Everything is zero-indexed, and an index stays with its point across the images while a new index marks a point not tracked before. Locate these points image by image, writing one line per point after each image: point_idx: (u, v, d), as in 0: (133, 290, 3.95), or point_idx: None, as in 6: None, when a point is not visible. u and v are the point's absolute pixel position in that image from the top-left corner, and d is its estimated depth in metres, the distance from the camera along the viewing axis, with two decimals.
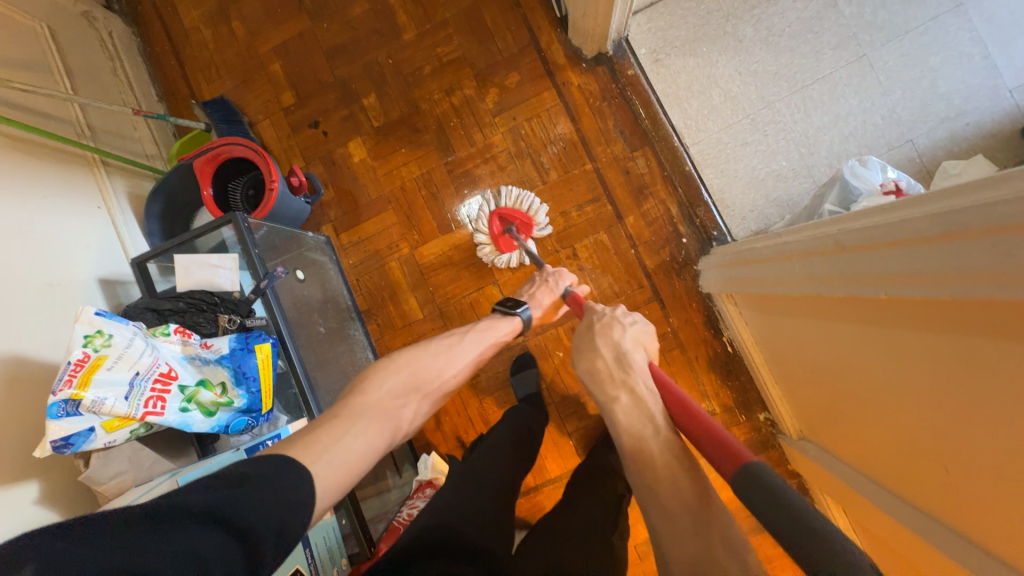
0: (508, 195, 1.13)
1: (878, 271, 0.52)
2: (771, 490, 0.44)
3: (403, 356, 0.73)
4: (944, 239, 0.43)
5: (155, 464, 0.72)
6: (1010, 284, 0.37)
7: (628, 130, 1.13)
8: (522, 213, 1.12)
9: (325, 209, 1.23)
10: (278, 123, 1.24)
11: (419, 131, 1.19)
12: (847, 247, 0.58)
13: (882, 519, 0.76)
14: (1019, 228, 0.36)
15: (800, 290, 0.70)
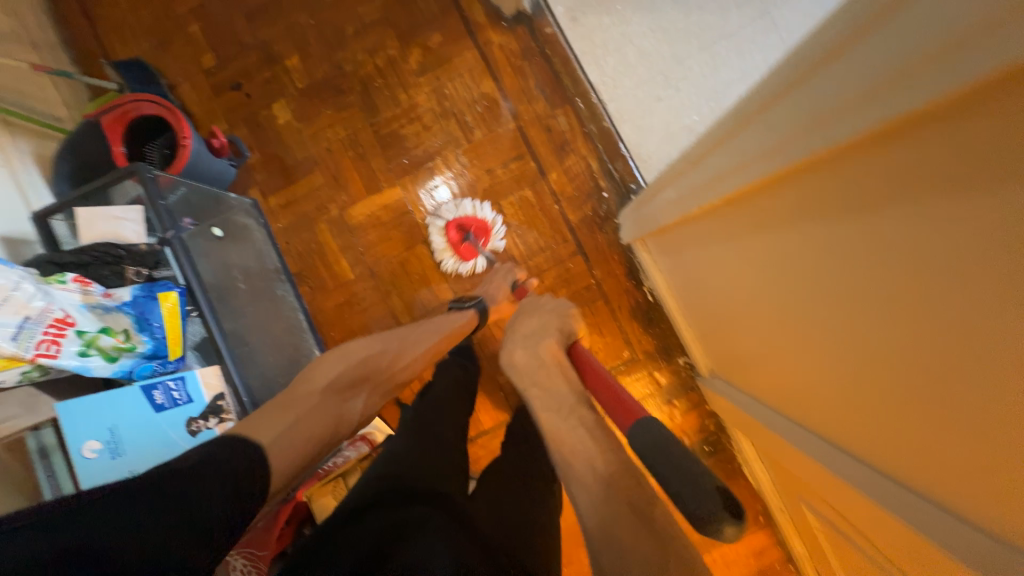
0: (459, 206, 1.14)
1: (739, 159, 0.53)
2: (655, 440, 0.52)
3: (347, 347, 0.78)
4: (783, 100, 0.44)
5: (51, 410, 0.72)
6: (836, 120, 0.37)
7: (549, 88, 1.16)
8: (479, 219, 1.13)
9: (252, 172, 1.22)
10: (200, 86, 1.22)
11: (344, 93, 1.20)
12: (723, 142, 0.57)
13: (768, 435, 0.83)
14: (835, 56, 0.36)
15: (684, 211, 0.72)
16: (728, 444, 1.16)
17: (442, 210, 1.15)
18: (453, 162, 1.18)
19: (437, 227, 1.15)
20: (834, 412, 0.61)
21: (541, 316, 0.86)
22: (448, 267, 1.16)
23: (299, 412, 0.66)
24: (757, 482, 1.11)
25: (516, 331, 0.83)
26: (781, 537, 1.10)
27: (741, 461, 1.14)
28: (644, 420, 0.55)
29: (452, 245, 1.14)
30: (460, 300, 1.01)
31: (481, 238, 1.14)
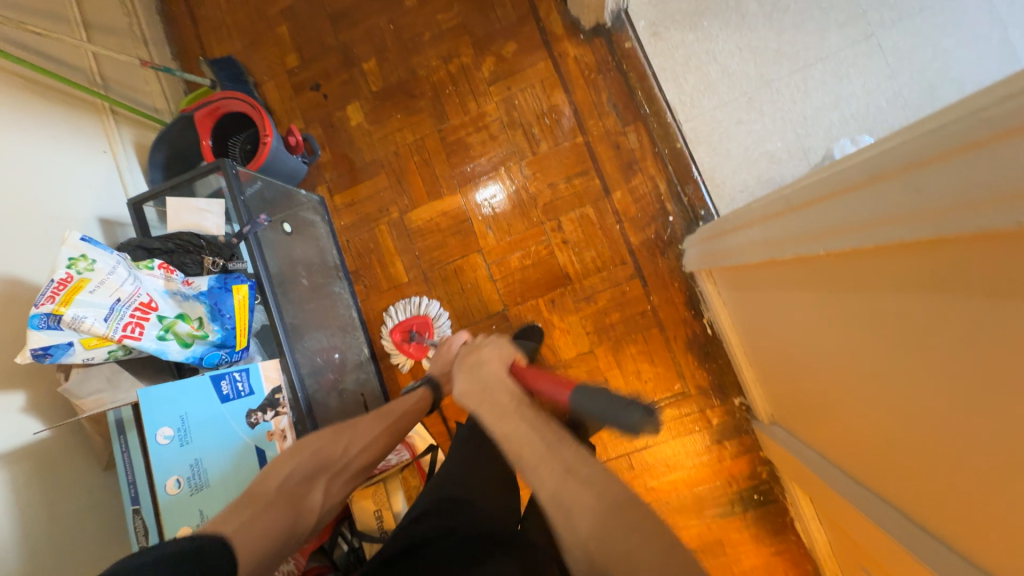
0: (406, 305, 1.19)
1: (833, 224, 0.48)
2: (603, 398, 0.61)
3: (302, 442, 0.71)
4: (901, 175, 0.38)
5: (131, 386, 0.77)
6: (994, 211, 0.30)
7: (622, 104, 1.12)
8: (421, 315, 1.17)
9: (322, 170, 1.26)
10: (282, 85, 1.28)
11: (415, 98, 1.21)
12: (823, 192, 0.50)
13: (837, 502, 0.75)
14: (985, 140, 0.30)
15: (763, 257, 0.67)
16: (781, 496, 1.07)
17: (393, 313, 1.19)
18: (515, 173, 1.16)
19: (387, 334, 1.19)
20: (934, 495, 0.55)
21: (489, 347, 0.73)
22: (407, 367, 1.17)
23: (263, 507, 0.63)
24: (811, 541, 1.02)
25: (460, 361, 0.72)
26: None
27: (793, 516, 1.06)
28: (584, 387, 0.62)
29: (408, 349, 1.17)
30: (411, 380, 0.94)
31: (426, 335, 1.17)
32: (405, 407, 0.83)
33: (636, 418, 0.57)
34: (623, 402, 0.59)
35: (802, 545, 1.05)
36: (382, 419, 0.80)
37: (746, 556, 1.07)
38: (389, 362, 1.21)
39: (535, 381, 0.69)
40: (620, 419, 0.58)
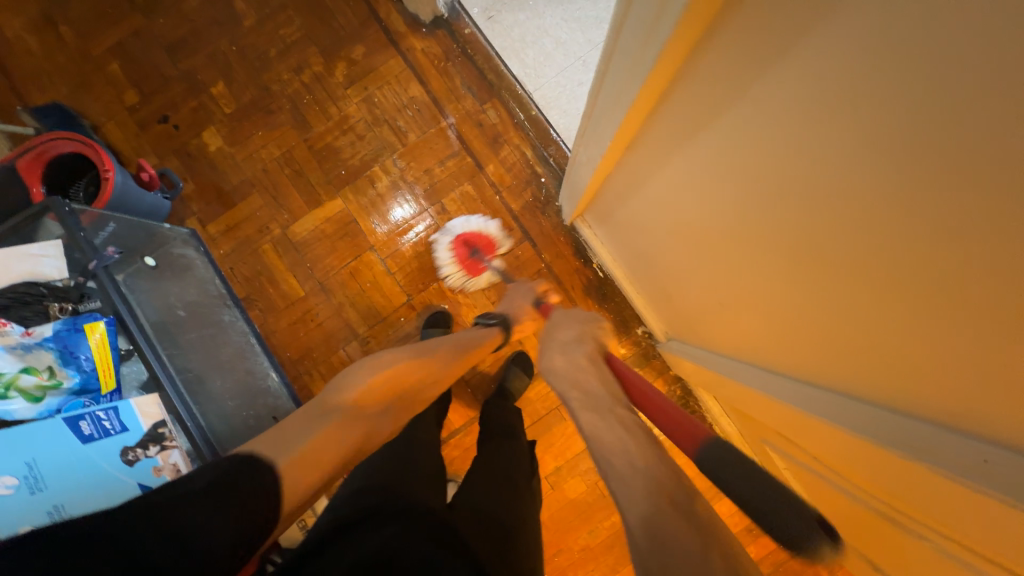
0: (468, 221, 1.16)
1: (621, 74, 0.55)
2: (734, 464, 0.44)
3: (379, 358, 0.68)
4: None
5: None
6: None
7: (475, 85, 1.19)
8: (483, 233, 1.16)
9: (188, 202, 1.20)
10: (125, 123, 1.20)
11: (273, 112, 1.20)
12: (617, 96, 0.58)
13: (721, 383, 0.84)
14: None
15: (597, 161, 0.75)
16: (697, 408, 1.16)
17: (450, 226, 1.16)
18: (390, 167, 1.19)
19: (444, 242, 1.16)
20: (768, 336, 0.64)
21: (572, 326, 0.75)
22: (453, 282, 1.16)
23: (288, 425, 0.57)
24: (728, 438, 1.12)
25: (552, 334, 0.72)
26: None
27: (710, 422, 1.15)
28: (716, 442, 0.47)
29: (459, 261, 1.16)
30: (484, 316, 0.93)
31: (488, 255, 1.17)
32: (467, 338, 0.82)
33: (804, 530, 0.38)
34: (801, 514, 0.39)
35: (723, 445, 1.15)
36: (449, 350, 0.78)
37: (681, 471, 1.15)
38: (302, 381, 1.16)
39: (633, 393, 0.60)
40: (792, 525, 0.38)
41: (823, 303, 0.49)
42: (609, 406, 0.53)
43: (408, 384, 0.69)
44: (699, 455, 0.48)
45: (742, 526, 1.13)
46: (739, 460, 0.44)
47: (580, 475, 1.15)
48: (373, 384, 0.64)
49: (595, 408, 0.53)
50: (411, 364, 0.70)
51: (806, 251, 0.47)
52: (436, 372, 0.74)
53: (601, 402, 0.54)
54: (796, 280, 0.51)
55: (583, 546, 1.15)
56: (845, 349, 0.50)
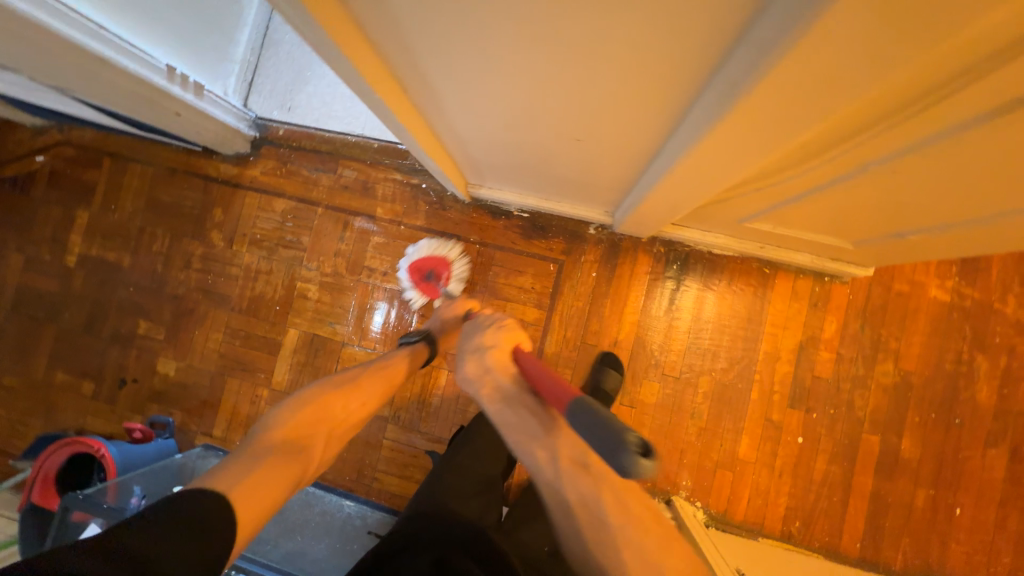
0: (428, 245, 1.21)
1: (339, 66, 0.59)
2: (600, 420, 0.49)
3: (306, 393, 0.80)
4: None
5: None
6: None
7: (319, 164, 1.27)
8: (436, 257, 1.20)
9: (187, 428, 1.26)
10: (98, 408, 1.29)
11: (195, 308, 1.28)
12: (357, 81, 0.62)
13: (658, 203, 0.85)
14: None
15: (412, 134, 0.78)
16: (688, 248, 1.15)
17: (414, 251, 1.21)
18: (308, 275, 1.25)
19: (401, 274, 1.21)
20: (630, 137, 0.65)
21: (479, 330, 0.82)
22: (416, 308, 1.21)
23: None
24: (729, 248, 1.11)
25: (462, 347, 0.80)
26: (786, 262, 1.10)
27: (705, 249, 1.14)
28: (587, 406, 0.51)
29: (418, 288, 1.21)
30: (408, 335, 1.02)
31: (443, 275, 1.20)
32: (398, 363, 0.91)
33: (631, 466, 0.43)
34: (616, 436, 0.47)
35: (730, 256, 1.13)
36: (375, 378, 0.87)
37: (718, 307, 1.13)
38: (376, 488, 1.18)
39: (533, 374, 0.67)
40: (608, 444, 0.46)
41: (591, 84, 0.51)
42: (516, 397, 0.69)
43: (341, 407, 0.80)
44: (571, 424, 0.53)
45: (805, 306, 1.10)
46: (600, 417, 0.49)
47: (644, 379, 1.14)
48: (300, 424, 0.75)
49: (506, 400, 0.69)
50: (340, 394, 0.81)
51: (540, 64, 0.51)
52: (370, 393, 0.85)
53: (511, 393, 0.70)
54: (567, 86, 0.54)
55: (699, 432, 1.12)
56: (641, 100, 0.52)
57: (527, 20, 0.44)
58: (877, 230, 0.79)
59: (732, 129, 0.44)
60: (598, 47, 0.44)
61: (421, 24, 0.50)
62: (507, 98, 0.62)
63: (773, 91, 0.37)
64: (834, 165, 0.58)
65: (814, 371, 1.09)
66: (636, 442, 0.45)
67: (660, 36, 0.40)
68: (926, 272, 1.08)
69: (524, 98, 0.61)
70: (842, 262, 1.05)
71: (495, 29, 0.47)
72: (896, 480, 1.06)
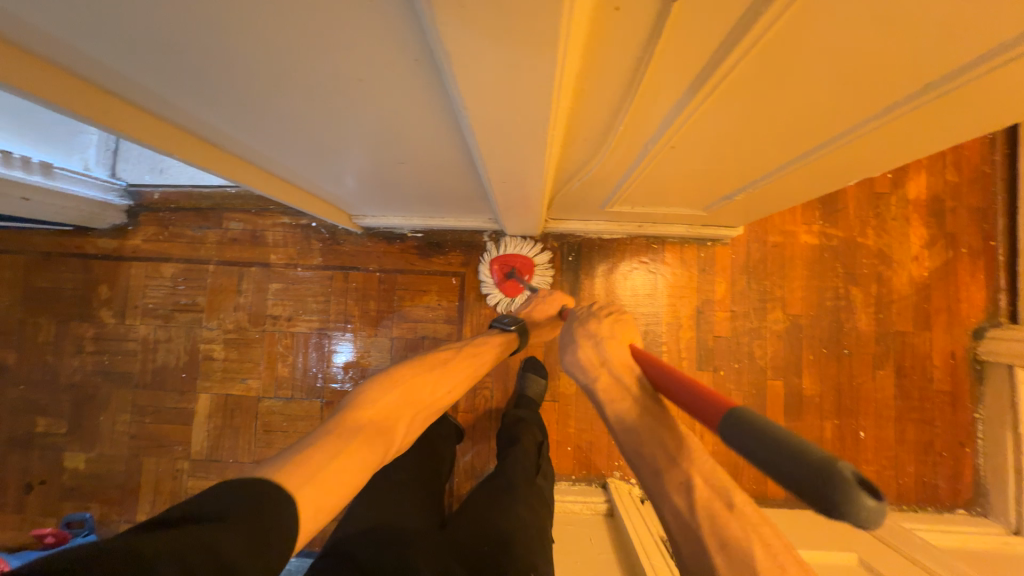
0: (512, 244, 1.17)
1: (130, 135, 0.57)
2: (777, 438, 0.36)
3: (402, 370, 0.68)
4: None
5: None
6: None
7: (203, 222, 1.24)
8: (520, 256, 1.16)
9: (108, 519, 1.19)
10: (6, 521, 1.20)
11: (96, 393, 1.22)
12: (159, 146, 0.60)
13: (513, 210, 0.89)
14: None
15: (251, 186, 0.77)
16: (579, 238, 1.19)
17: (499, 247, 1.17)
18: (210, 335, 1.21)
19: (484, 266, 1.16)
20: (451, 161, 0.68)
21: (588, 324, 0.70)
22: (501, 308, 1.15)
23: None
24: (615, 232, 1.16)
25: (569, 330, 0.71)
26: (668, 236, 1.16)
27: (594, 236, 1.19)
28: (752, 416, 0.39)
29: (501, 285, 1.16)
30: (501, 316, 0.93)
31: (527, 274, 1.16)
32: (498, 345, 0.84)
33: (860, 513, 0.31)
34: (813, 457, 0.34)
35: (618, 239, 1.18)
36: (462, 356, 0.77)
37: (617, 288, 1.17)
38: (319, 539, 1.15)
39: (669, 376, 0.51)
40: (800, 474, 0.34)
41: (362, 112, 0.52)
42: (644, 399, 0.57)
43: (428, 394, 0.67)
44: (726, 437, 0.40)
45: (693, 273, 1.17)
46: (785, 437, 0.36)
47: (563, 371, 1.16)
48: (384, 405, 0.61)
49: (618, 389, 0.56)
50: (428, 377, 0.69)
51: (303, 105, 0.51)
52: (455, 378, 0.73)
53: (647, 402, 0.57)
54: (344, 119, 0.54)
55: None
56: (416, 121, 0.53)
57: (258, 71, 0.44)
58: (718, 193, 0.84)
59: (489, 132, 0.46)
60: (334, 76, 0.44)
61: (169, 89, 0.49)
62: (306, 138, 0.62)
63: (486, 96, 0.38)
64: (628, 149, 0.61)
65: (714, 331, 1.15)
66: (848, 471, 0.32)
67: (379, 61, 0.41)
68: (794, 220, 1.16)
69: (322, 136, 0.61)
70: (715, 227, 1.11)
71: (238, 85, 0.47)
72: (805, 417, 1.13)
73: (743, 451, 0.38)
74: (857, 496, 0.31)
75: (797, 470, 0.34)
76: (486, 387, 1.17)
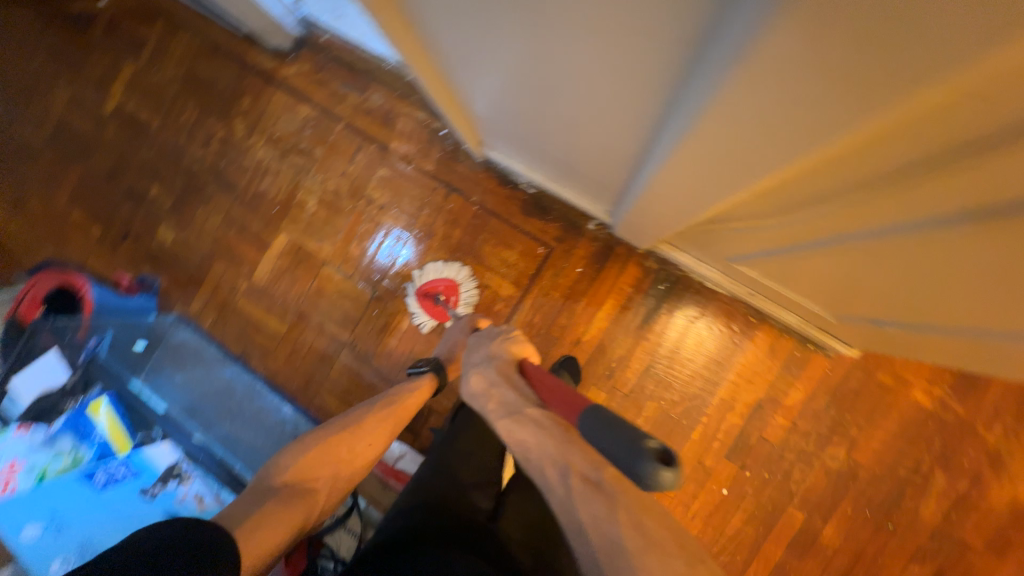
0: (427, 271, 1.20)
1: None
2: (612, 426, 0.53)
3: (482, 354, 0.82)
4: None
5: None
6: None
7: (351, 81, 1.26)
8: (444, 280, 1.19)
9: (169, 294, 1.33)
10: (99, 252, 1.38)
11: (203, 187, 1.33)
12: None
13: (644, 219, 0.83)
14: None
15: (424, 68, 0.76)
16: (680, 273, 1.11)
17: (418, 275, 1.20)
18: (311, 186, 1.27)
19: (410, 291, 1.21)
20: (620, 150, 0.65)
21: (484, 347, 0.85)
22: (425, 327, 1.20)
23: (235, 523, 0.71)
24: (722, 286, 1.06)
25: (467, 360, 0.84)
26: (774, 319, 1.05)
27: (698, 279, 1.09)
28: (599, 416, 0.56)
29: (427, 309, 1.20)
30: (415, 365, 0.98)
31: (451, 298, 1.19)
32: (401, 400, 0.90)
33: (649, 467, 0.47)
34: (636, 440, 0.50)
35: (720, 294, 1.09)
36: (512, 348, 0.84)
37: (691, 340, 1.10)
38: (316, 403, 1.23)
39: (553, 396, 0.66)
40: (613, 445, 0.52)
41: (581, 59, 0.47)
42: (521, 407, 0.68)
43: (345, 451, 0.79)
44: (585, 434, 0.56)
45: (778, 365, 1.06)
46: (612, 423, 0.53)
47: (594, 385, 1.13)
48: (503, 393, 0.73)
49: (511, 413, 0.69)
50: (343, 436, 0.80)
51: (531, 22, 0.46)
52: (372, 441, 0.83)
53: (515, 404, 0.70)
54: (556, 56, 0.49)
55: None
56: (627, 94, 0.48)
57: None
58: (869, 313, 0.73)
59: (715, 142, 0.41)
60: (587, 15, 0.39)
61: None
62: (501, 56, 0.58)
63: (752, 109, 0.34)
64: (817, 226, 0.55)
65: (763, 432, 1.06)
66: (655, 449, 0.48)
67: (646, 26, 0.36)
68: (918, 373, 1.01)
69: (519, 62, 0.57)
70: (830, 336, 0.99)
71: None
72: (805, 559, 1.04)
73: (594, 436, 0.55)
74: (648, 459, 0.48)
75: (611, 444, 0.52)
76: None
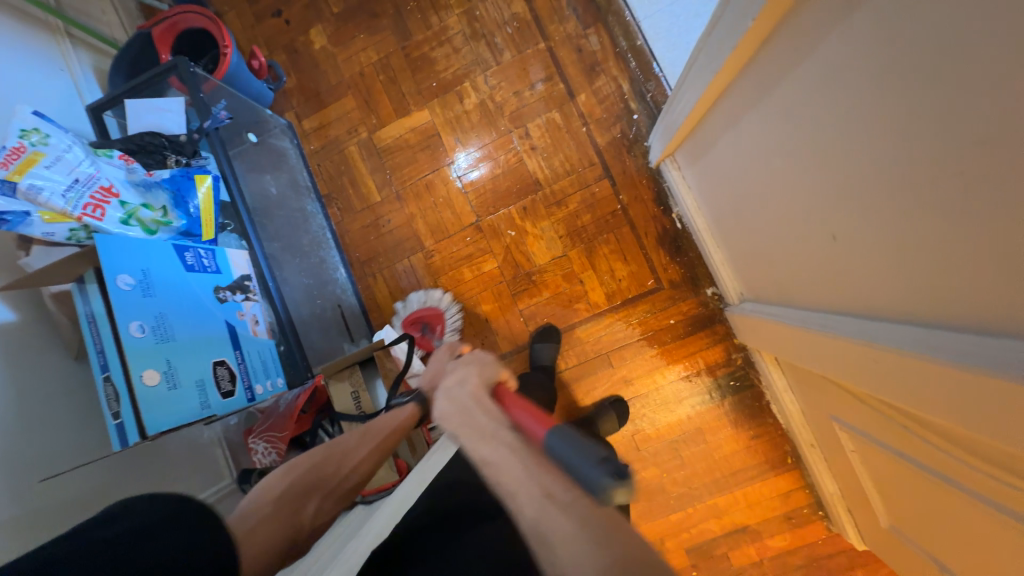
0: (410, 302, 1.17)
1: None
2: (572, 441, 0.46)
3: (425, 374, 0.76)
4: None
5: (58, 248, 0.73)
6: None
7: (580, 8, 1.14)
8: (430, 308, 1.14)
9: (288, 97, 1.26)
10: (244, 14, 1.28)
11: (377, 16, 1.22)
12: None
13: (790, 340, 0.80)
14: None
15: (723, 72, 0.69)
16: (756, 382, 1.09)
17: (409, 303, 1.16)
18: (480, 84, 1.18)
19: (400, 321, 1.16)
20: (849, 279, 0.61)
21: (458, 367, 0.67)
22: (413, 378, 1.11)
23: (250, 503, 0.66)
24: (787, 419, 1.05)
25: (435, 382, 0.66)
26: (809, 473, 1.06)
27: (767, 397, 1.08)
28: (562, 428, 0.48)
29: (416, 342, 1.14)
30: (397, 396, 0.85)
31: (437, 327, 1.13)
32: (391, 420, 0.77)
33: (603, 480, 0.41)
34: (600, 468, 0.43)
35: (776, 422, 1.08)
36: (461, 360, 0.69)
37: (725, 443, 1.10)
38: (366, 283, 1.22)
39: (514, 409, 0.55)
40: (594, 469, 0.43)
41: (941, 229, 0.44)
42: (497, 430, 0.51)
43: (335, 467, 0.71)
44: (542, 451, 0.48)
45: (782, 511, 1.07)
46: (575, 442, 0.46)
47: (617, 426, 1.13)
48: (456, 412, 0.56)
49: (478, 435, 0.51)
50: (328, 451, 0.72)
51: (924, 172, 0.43)
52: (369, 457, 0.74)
53: (485, 427, 0.52)
54: (909, 206, 0.46)
55: None
56: (949, 276, 0.45)
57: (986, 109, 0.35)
58: (925, 547, 0.72)
59: (1003, 395, 0.40)
60: (1014, 226, 0.37)
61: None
62: (832, 146, 0.53)
63: None
64: (975, 484, 0.53)
65: (730, 552, 1.09)
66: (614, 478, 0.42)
67: None
68: None
69: (846, 161, 0.52)
70: (851, 521, 1.00)
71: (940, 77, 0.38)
72: None
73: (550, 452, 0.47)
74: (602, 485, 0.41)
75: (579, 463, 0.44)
76: (566, 362, 1.15)
